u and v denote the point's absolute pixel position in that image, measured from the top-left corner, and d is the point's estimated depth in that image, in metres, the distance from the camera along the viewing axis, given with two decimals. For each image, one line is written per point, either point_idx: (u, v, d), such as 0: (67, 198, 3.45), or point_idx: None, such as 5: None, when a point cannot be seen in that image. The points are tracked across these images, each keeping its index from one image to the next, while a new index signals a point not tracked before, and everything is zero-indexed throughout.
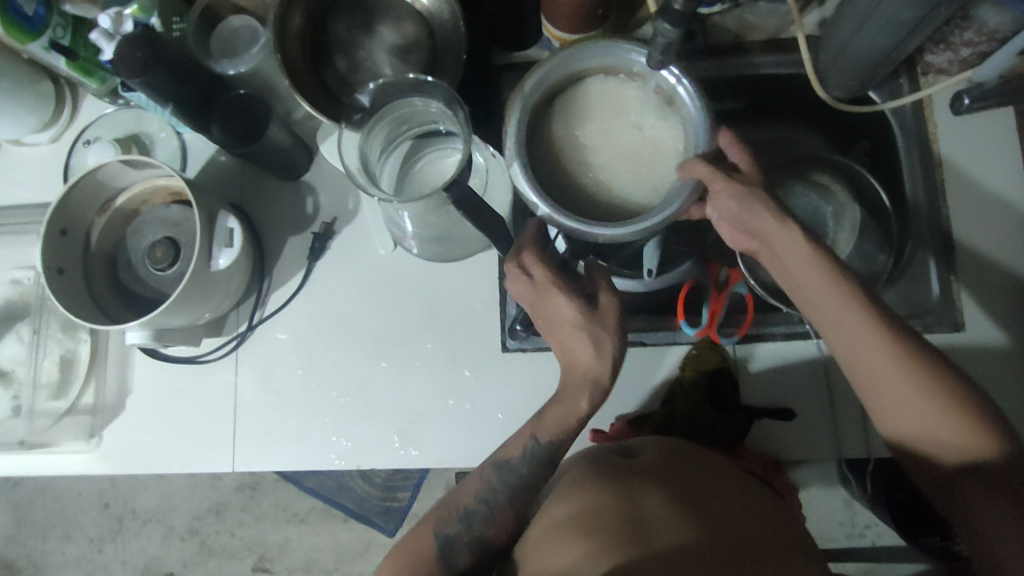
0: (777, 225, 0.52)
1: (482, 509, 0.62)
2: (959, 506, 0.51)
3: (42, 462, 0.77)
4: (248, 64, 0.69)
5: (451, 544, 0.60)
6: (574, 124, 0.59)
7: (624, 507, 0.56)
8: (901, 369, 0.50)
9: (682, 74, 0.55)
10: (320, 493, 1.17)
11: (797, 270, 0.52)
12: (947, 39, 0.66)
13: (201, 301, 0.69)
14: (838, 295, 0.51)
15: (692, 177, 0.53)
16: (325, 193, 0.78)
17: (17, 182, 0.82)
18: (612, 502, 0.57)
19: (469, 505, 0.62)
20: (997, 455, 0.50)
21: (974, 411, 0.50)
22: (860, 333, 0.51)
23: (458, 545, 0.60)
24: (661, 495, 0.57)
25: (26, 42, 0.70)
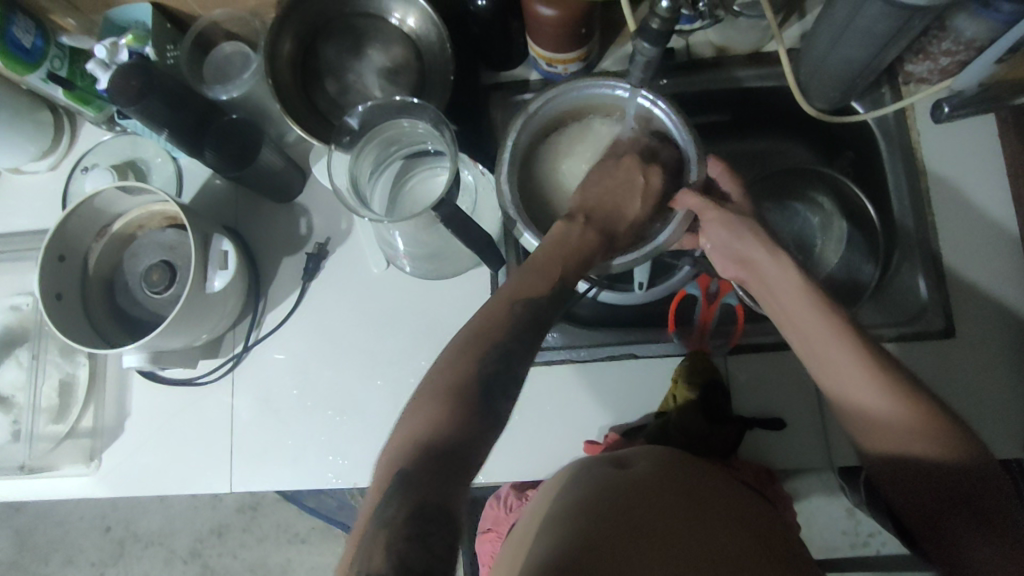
0: (766, 252, 0.56)
1: (512, 342, 0.50)
2: (937, 530, 0.51)
3: (42, 486, 0.77)
4: (241, 89, 0.71)
5: (484, 377, 0.48)
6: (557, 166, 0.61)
7: (618, 519, 0.56)
8: (878, 388, 0.51)
9: (656, 96, 0.57)
10: (322, 514, 1.15)
11: (783, 296, 0.55)
12: (925, 49, 0.67)
13: (197, 323, 0.70)
14: (818, 317, 0.53)
15: (685, 207, 0.56)
16: (318, 214, 0.79)
17: (17, 210, 0.83)
18: (601, 511, 0.57)
19: (502, 337, 0.50)
20: (973, 476, 0.50)
21: (947, 431, 0.51)
22: (840, 353, 0.52)
23: (490, 376, 0.48)
24: (655, 506, 0.57)
25: (25, 73, 0.71)
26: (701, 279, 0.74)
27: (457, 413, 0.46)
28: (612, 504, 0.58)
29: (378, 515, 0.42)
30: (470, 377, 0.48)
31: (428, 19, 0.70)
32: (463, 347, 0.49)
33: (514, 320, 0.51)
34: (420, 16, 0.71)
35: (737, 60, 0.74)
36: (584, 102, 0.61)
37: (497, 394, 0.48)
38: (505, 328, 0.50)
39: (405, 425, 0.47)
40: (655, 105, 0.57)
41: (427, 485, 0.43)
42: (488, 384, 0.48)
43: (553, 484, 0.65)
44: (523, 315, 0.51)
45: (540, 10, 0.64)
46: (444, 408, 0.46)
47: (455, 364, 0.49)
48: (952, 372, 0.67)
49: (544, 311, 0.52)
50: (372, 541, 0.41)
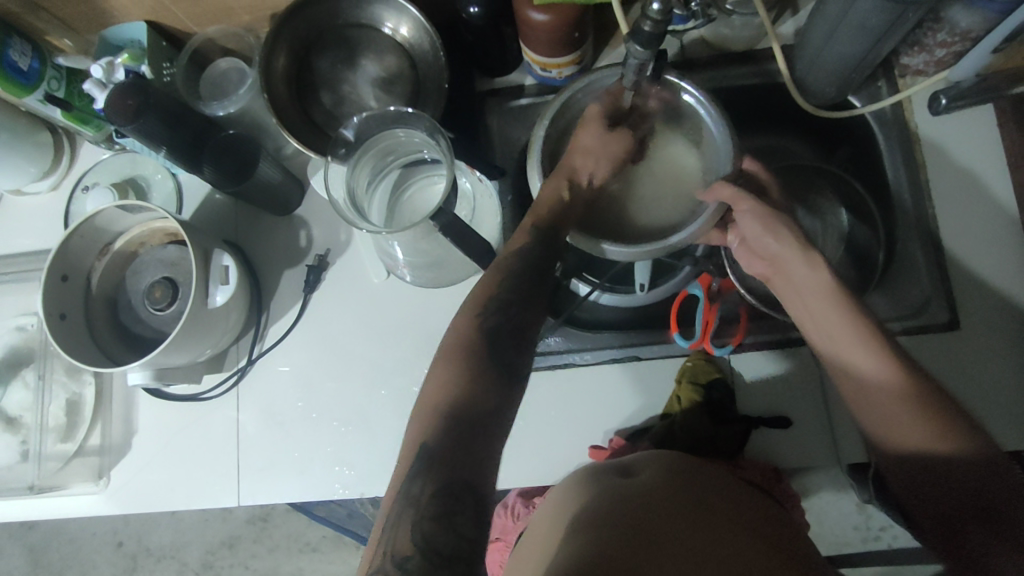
0: (797, 250, 0.57)
1: (510, 298, 0.53)
2: (949, 527, 0.51)
3: (53, 505, 0.77)
4: (237, 105, 0.72)
5: (497, 345, 0.51)
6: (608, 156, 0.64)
7: (628, 516, 0.57)
8: (893, 382, 0.52)
9: (681, 78, 0.58)
10: (333, 523, 1.15)
11: (807, 294, 0.57)
12: (921, 41, 0.66)
13: (200, 339, 0.70)
14: (841, 314, 0.54)
15: (715, 199, 0.57)
16: (317, 226, 0.79)
17: (21, 230, 0.84)
18: (614, 517, 0.57)
19: (499, 298, 0.53)
20: (982, 469, 0.50)
21: (957, 426, 0.51)
22: (861, 348, 0.54)
23: (501, 343, 0.52)
24: (667, 512, 0.57)
25: (22, 96, 0.72)
26: (702, 280, 0.72)
27: (468, 379, 0.49)
28: (622, 510, 0.57)
29: (404, 490, 0.45)
30: (479, 347, 0.51)
31: (421, 28, 0.70)
32: (469, 321, 0.52)
33: (512, 292, 0.54)
34: (413, 26, 0.71)
35: (731, 57, 0.74)
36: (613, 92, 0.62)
37: (504, 350, 0.51)
38: (500, 289, 0.54)
39: (425, 397, 0.50)
40: (683, 87, 0.59)
41: (450, 457, 0.45)
42: (493, 347, 0.51)
43: (563, 484, 0.66)
44: (523, 271, 0.55)
45: (533, 15, 0.64)
46: (457, 374, 0.49)
47: (464, 332, 0.52)
48: (957, 365, 0.66)
49: (533, 267, 0.56)
50: (398, 522, 0.44)
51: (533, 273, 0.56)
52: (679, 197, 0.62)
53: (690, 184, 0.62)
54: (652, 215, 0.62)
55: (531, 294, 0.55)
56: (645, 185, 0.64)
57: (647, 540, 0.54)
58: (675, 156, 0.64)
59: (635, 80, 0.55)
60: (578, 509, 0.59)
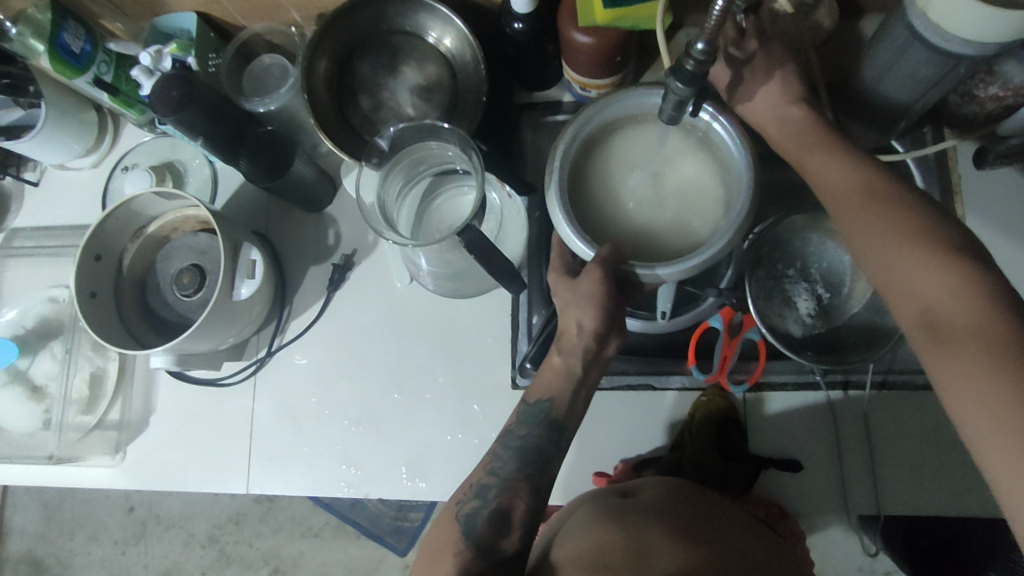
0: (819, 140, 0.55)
1: (494, 482, 0.59)
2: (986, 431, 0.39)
3: (71, 474, 0.80)
4: (278, 102, 0.72)
5: (473, 529, 0.57)
6: (618, 169, 0.61)
7: (632, 540, 0.58)
8: (960, 351, 0.41)
9: (717, 111, 0.56)
10: (336, 510, 1.21)
11: (880, 238, 0.47)
12: (971, 92, 0.64)
13: (223, 328, 0.71)
14: (914, 264, 0.45)
15: (735, 221, 0.53)
16: (345, 224, 0.80)
17: (63, 204, 0.86)
18: (611, 531, 0.59)
19: (482, 480, 0.59)
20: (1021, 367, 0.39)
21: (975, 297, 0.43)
22: (941, 303, 0.43)
23: (478, 526, 0.57)
24: (664, 531, 0.59)
25: (72, 76, 0.73)
26: (724, 313, 0.70)
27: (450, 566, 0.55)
28: (620, 527, 0.60)
29: None
30: (458, 534, 0.57)
31: (464, 39, 0.70)
32: (451, 510, 0.59)
33: (498, 477, 0.59)
34: (457, 37, 0.71)
35: None
36: (639, 111, 0.60)
37: (482, 529, 0.57)
38: (491, 464, 0.60)
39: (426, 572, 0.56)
40: (717, 120, 0.57)
41: None
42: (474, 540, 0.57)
43: (564, 515, 0.66)
44: (517, 466, 0.59)
45: (576, 36, 0.64)
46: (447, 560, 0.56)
47: (448, 520, 0.59)
48: None
49: (534, 451, 0.60)
50: None
51: (528, 452, 0.60)
52: (699, 218, 0.58)
53: (714, 208, 0.59)
54: (670, 238, 0.58)
55: (525, 483, 0.59)
56: (654, 200, 0.60)
57: (653, 557, 0.56)
58: (691, 175, 0.60)
59: (673, 113, 0.54)
60: (585, 535, 0.60)
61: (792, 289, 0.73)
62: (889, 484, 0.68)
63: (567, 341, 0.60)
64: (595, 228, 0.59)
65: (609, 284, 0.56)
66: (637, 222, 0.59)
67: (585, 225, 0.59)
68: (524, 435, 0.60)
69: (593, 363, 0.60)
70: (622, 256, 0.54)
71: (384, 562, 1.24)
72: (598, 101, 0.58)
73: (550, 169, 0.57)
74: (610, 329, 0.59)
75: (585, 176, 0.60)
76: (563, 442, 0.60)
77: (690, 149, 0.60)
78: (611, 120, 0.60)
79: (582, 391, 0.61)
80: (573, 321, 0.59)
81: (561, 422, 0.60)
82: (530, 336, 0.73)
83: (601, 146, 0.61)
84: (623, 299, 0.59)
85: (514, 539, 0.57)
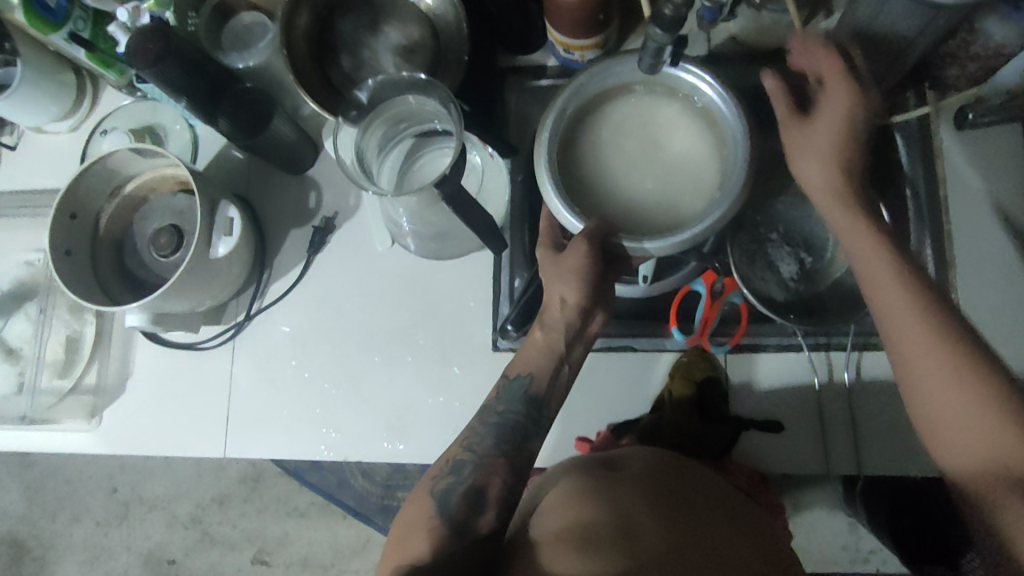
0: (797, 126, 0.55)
1: (471, 458, 0.59)
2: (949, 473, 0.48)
3: (44, 438, 0.79)
4: (258, 58, 0.72)
5: (448, 505, 0.57)
6: (608, 141, 0.60)
7: (617, 514, 0.56)
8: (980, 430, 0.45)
9: (701, 70, 0.57)
10: (323, 490, 1.18)
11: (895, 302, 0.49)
12: (954, 54, 0.64)
13: (201, 288, 0.71)
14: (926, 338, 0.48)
15: (734, 188, 0.52)
16: (328, 189, 0.79)
17: (38, 168, 0.85)
18: (595, 503, 0.57)
19: (457, 456, 0.59)
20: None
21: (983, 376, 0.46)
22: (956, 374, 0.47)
23: (453, 503, 0.57)
24: (647, 505, 0.57)
25: (49, 33, 0.71)
26: (706, 277, 0.68)
27: (425, 544, 0.55)
28: (605, 499, 0.57)
29: None
30: (432, 510, 0.57)
31: None
32: (426, 486, 0.59)
33: (475, 454, 0.59)
34: None
35: (757, 55, 0.74)
36: (625, 80, 0.59)
37: (458, 506, 0.57)
38: (472, 439, 0.60)
39: (404, 549, 0.56)
40: (701, 78, 0.57)
41: None
42: (451, 523, 0.56)
43: (547, 482, 0.65)
44: (495, 439, 0.59)
45: None
46: (421, 535, 0.56)
47: (422, 500, 0.58)
48: None
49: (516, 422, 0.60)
50: None
51: (507, 427, 0.60)
52: (694, 187, 0.58)
53: (707, 174, 0.58)
54: (666, 211, 0.57)
55: (507, 465, 0.59)
56: (647, 171, 0.59)
57: (641, 536, 0.54)
58: (678, 139, 0.59)
59: (653, 64, 0.55)
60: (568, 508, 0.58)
61: (775, 253, 0.72)
62: (869, 448, 0.68)
63: (550, 316, 0.59)
64: (585, 199, 0.58)
65: (595, 257, 0.55)
66: (635, 192, 0.58)
67: (573, 193, 0.58)
68: (502, 412, 0.60)
69: (575, 340, 0.61)
70: (610, 229, 0.55)
71: (369, 541, 1.23)
72: (586, 70, 0.58)
73: (541, 141, 0.57)
74: (594, 303, 0.59)
75: (569, 142, 0.60)
76: (543, 419, 0.60)
77: (681, 112, 0.60)
78: (600, 90, 0.60)
79: (563, 367, 0.60)
80: (557, 293, 0.58)
81: (541, 398, 0.60)
82: (512, 298, 0.73)
83: (589, 118, 0.60)
84: (611, 273, 0.58)
85: (490, 518, 0.57)
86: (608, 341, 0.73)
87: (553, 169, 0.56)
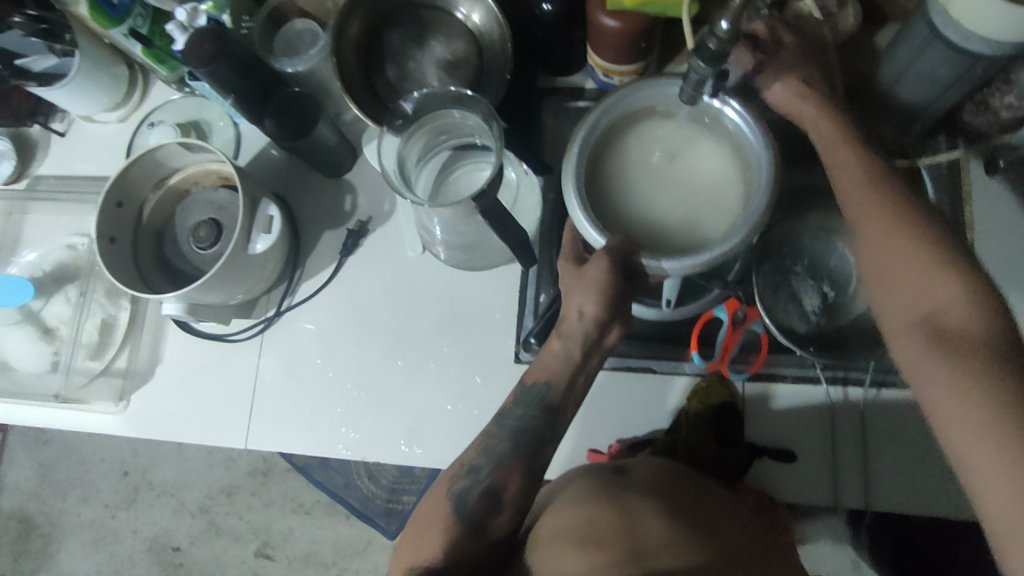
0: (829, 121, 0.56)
1: (489, 459, 0.60)
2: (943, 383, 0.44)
3: (73, 418, 0.81)
4: (305, 64, 0.74)
5: (465, 506, 0.58)
6: (634, 161, 0.61)
7: (622, 520, 0.58)
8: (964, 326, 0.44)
9: (731, 98, 0.57)
10: (328, 489, 1.20)
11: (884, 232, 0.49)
12: (987, 100, 0.65)
13: (237, 281, 0.73)
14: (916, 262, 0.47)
15: (756, 216, 0.53)
16: (363, 193, 0.82)
17: (85, 156, 0.88)
18: (605, 508, 0.59)
19: (474, 460, 0.60)
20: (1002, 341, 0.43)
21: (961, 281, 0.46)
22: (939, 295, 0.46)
23: (471, 503, 0.58)
24: (655, 509, 0.59)
25: (109, 27, 0.74)
26: (728, 304, 0.70)
27: (437, 544, 0.57)
28: (614, 503, 0.60)
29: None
30: (445, 512, 0.58)
31: (493, 16, 0.72)
32: (444, 486, 0.60)
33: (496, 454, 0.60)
34: (484, 14, 0.73)
35: None
36: (655, 103, 0.61)
37: (475, 506, 0.58)
38: (489, 445, 0.61)
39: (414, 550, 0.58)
40: (731, 107, 0.58)
41: None
42: (465, 523, 0.57)
43: (560, 485, 0.66)
44: (511, 448, 0.60)
45: (604, 20, 0.66)
46: (434, 536, 0.57)
47: (439, 502, 0.59)
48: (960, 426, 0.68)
49: (534, 431, 0.60)
50: None
51: (524, 433, 0.60)
52: (715, 213, 0.59)
53: (729, 200, 0.59)
54: (685, 233, 0.58)
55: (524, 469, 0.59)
56: (670, 193, 0.60)
57: (644, 541, 0.56)
58: (702, 164, 0.60)
59: (693, 95, 0.56)
60: (577, 510, 0.60)
61: (799, 284, 0.73)
62: (883, 483, 0.68)
63: (567, 325, 0.60)
64: (608, 218, 0.59)
65: (615, 274, 0.56)
66: (655, 214, 0.59)
67: (599, 212, 0.59)
68: (520, 414, 0.61)
69: (591, 351, 0.61)
70: (631, 247, 0.55)
71: (372, 543, 1.24)
72: (619, 90, 0.59)
73: (569, 158, 0.58)
74: (612, 317, 0.60)
75: (598, 159, 0.61)
76: (559, 426, 0.61)
77: (708, 138, 0.61)
78: (627, 111, 0.61)
79: (581, 374, 0.62)
80: (575, 306, 0.60)
81: (559, 404, 0.61)
82: (537, 312, 0.75)
83: (617, 138, 0.62)
84: (630, 290, 0.58)
85: (504, 521, 0.58)
86: (617, 360, 0.75)
87: (580, 187, 0.57)
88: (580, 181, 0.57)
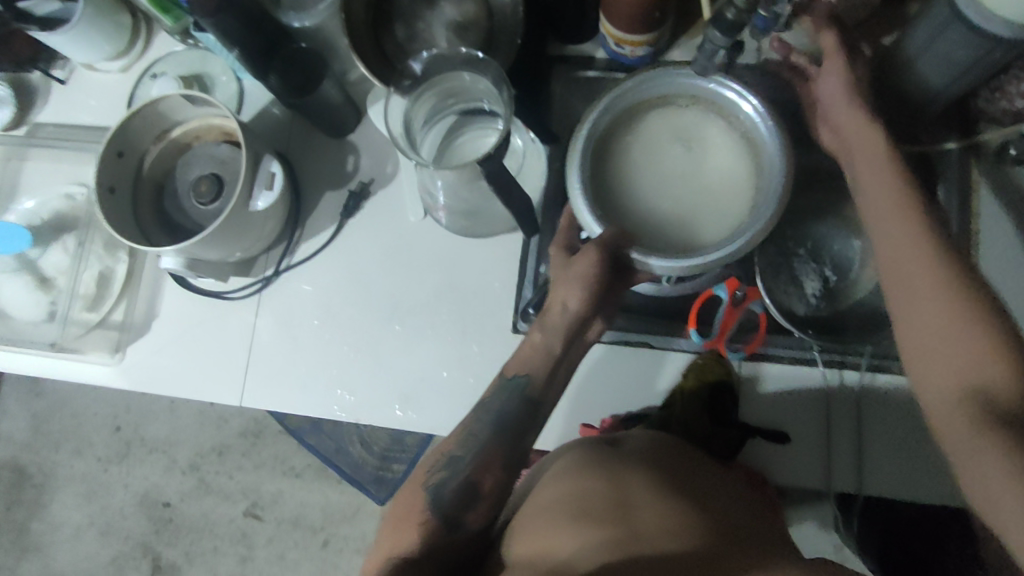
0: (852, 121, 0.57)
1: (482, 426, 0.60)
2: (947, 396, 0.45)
3: (69, 368, 0.81)
4: (315, 19, 0.72)
5: (441, 500, 0.58)
6: (644, 148, 0.60)
7: (615, 490, 0.58)
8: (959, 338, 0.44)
9: (746, 90, 0.57)
10: (320, 454, 1.21)
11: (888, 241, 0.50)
12: (1003, 87, 0.65)
13: (236, 238, 0.72)
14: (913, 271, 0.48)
15: (764, 215, 0.53)
16: (366, 155, 0.81)
17: (86, 105, 0.87)
18: (599, 477, 0.60)
19: (453, 450, 0.60)
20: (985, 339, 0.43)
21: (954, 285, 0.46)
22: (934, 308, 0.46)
23: (446, 496, 0.58)
24: (647, 479, 0.60)
25: None
26: (728, 283, 0.70)
27: (412, 538, 0.57)
28: (606, 474, 0.60)
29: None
30: (421, 506, 0.58)
31: None
32: (420, 480, 0.60)
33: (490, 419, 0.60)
34: None
35: None
36: (670, 91, 0.60)
37: (450, 500, 0.58)
38: (483, 411, 0.61)
39: (389, 543, 0.58)
40: (745, 99, 0.57)
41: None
42: (440, 518, 0.57)
43: (551, 460, 0.67)
44: (493, 430, 0.60)
45: None
46: (409, 530, 0.57)
47: (413, 501, 0.59)
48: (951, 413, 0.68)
49: (529, 398, 0.61)
50: None
51: (518, 400, 0.61)
52: (722, 206, 0.58)
53: (739, 193, 0.58)
54: (693, 225, 0.58)
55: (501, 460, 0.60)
56: (679, 182, 0.59)
57: (636, 507, 0.56)
58: (714, 154, 0.59)
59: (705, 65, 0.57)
60: (570, 481, 0.60)
61: (800, 268, 0.73)
62: (873, 467, 0.69)
63: (551, 318, 0.60)
64: (613, 202, 0.59)
65: (603, 267, 0.56)
66: (661, 203, 0.59)
67: (603, 195, 0.59)
68: (516, 380, 0.61)
69: (590, 322, 0.61)
70: (624, 240, 0.55)
71: (361, 509, 1.25)
72: (635, 76, 0.59)
73: (575, 144, 0.58)
74: (594, 311, 0.60)
75: (608, 133, 0.60)
76: (553, 394, 0.62)
77: (720, 130, 0.60)
78: (641, 99, 0.60)
79: (578, 344, 0.62)
80: (560, 298, 0.59)
81: (555, 372, 0.61)
82: (536, 284, 0.74)
83: (629, 124, 0.61)
84: (616, 281, 0.59)
85: (478, 515, 0.59)
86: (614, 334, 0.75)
87: (583, 169, 0.58)
88: (584, 162, 0.58)
